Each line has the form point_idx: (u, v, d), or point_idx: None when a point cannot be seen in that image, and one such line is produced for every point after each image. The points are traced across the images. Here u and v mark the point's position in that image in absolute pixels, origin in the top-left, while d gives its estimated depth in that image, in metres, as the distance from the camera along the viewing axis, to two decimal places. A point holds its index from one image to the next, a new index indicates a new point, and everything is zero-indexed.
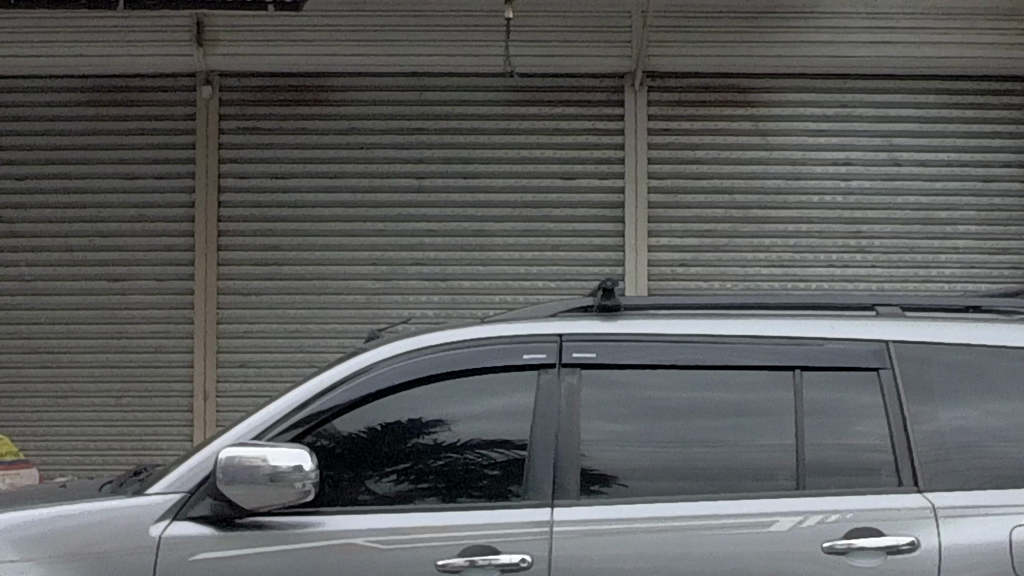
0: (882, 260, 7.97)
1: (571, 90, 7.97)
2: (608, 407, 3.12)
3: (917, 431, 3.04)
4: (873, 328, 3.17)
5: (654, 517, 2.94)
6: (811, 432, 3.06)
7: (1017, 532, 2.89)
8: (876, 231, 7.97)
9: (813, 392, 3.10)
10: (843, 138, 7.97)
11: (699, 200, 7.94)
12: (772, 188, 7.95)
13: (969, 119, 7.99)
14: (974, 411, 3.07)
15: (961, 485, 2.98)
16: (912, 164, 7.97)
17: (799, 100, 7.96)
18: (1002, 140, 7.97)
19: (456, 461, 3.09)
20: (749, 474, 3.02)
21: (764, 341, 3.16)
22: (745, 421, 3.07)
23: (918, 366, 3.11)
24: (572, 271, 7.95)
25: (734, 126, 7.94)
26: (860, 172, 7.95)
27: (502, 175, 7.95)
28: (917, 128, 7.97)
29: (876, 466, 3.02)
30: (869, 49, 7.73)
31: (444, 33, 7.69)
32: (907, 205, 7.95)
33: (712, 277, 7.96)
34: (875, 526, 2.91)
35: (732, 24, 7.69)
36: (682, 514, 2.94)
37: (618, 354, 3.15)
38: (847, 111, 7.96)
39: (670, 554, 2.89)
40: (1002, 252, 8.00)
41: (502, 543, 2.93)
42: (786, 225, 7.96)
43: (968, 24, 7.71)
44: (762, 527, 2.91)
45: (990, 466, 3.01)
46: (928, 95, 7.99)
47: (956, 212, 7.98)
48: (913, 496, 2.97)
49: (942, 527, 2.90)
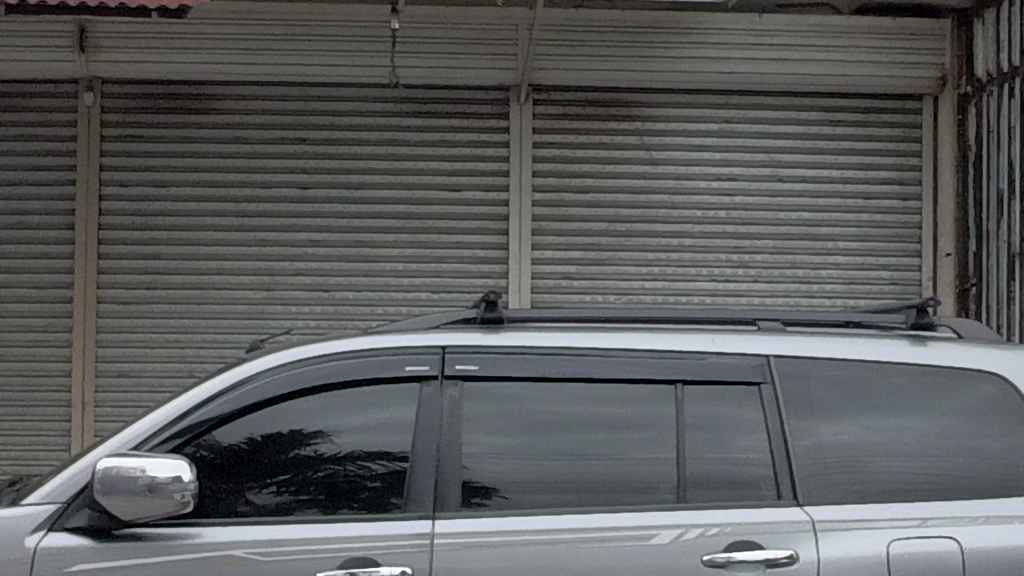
0: (764, 276, 8.04)
1: (456, 102, 7.96)
2: (492, 421, 3.23)
3: (797, 445, 3.21)
4: (753, 344, 3.35)
5: (541, 530, 3.08)
6: (691, 446, 3.20)
7: (893, 546, 3.08)
8: (758, 246, 8.04)
9: (693, 406, 3.25)
10: (727, 154, 8.00)
11: (584, 214, 7.94)
12: (654, 204, 7.98)
13: (849, 137, 8.06)
14: (850, 427, 3.25)
15: (834, 498, 3.16)
16: (795, 181, 8.04)
17: (685, 116, 7.98)
18: (882, 157, 8.07)
19: (336, 473, 3.17)
20: (629, 488, 3.16)
21: (644, 354, 3.32)
22: (627, 435, 3.21)
23: (796, 381, 3.30)
24: (455, 282, 7.95)
25: (618, 140, 7.96)
26: (743, 188, 8.00)
27: (385, 187, 7.91)
28: (798, 144, 8.04)
29: (756, 481, 3.18)
30: (758, 65, 7.78)
31: (331, 43, 7.61)
32: (788, 220, 8.03)
33: (597, 289, 7.96)
34: (754, 539, 3.07)
35: (620, 39, 7.68)
36: (575, 527, 3.08)
37: (498, 366, 3.28)
38: (731, 127, 8.00)
39: (557, 566, 3.03)
40: (882, 268, 8.07)
41: (381, 555, 3.04)
42: (669, 240, 8.00)
43: (851, 43, 7.81)
44: (642, 540, 3.06)
45: (864, 480, 3.19)
46: (810, 112, 8.04)
47: (837, 228, 8.07)
48: (792, 509, 3.13)
49: (820, 542, 3.08)
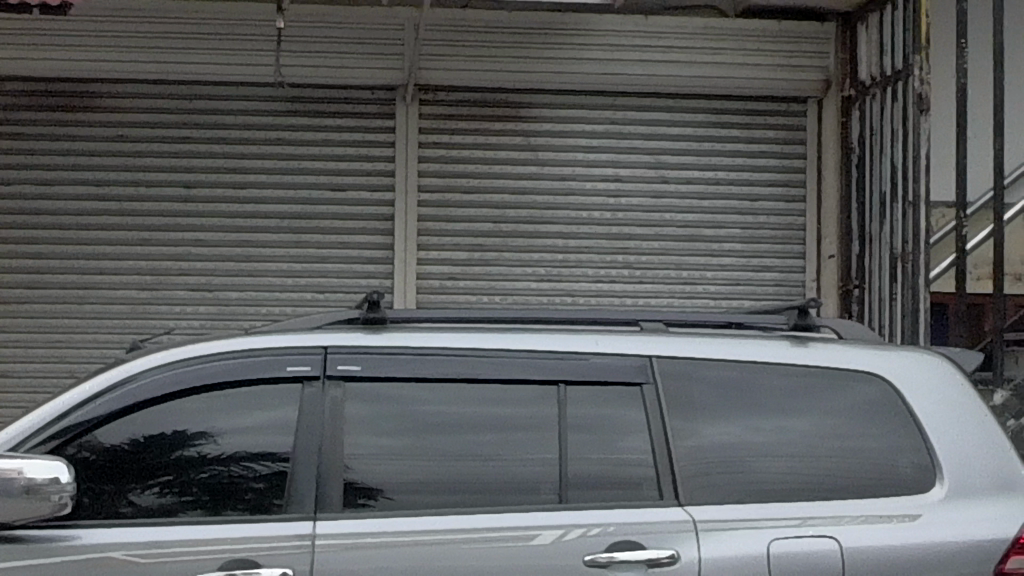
0: (648, 276, 8.08)
1: (342, 101, 7.91)
2: (381, 421, 3.35)
3: (679, 445, 3.36)
4: (633, 343, 3.49)
5: (430, 531, 3.21)
6: (573, 446, 3.34)
7: (774, 545, 3.25)
8: (643, 247, 8.07)
9: (576, 407, 3.39)
10: (613, 155, 8.03)
11: (469, 215, 7.94)
12: (540, 205, 7.96)
13: (734, 139, 8.10)
14: (731, 428, 3.41)
15: (714, 497, 3.32)
16: (680, 182, 8.07)
17: (571, 117, 7.98)
18: (768, 159, 8.12)
19: (220, 475, 3.28)
20: (514, 488, 3.29)
21: (528, 354, 3.44)
22: (512, 437, 3.34)
23: (678, 382, 3.44)
24: (338, 282, 7.91)
25: (505, 141, 7.96)
26: (628, 189, 8.03)
27: (271, 187, 7.87)
28: (683, 146, 8.08)
29: (638, 481, 3.33)
30: (642, 67, 7.82)
31: (218, 42, 7.58)
32: (673, 221, 8.07)
33: (481, 290, 7.99)
34: (636, 539, 3.23)
35: (508, 40, 7.69)
36: (468, 528, 3.21)
37: (380, 368, 3.38)
38: (617, 128, 8.02)
39: (446, 566, 3.18)
40: (766, 270, 8.12)
41: (261, 556, 3.16)
42: (554, 240, 8.00)
43: (737, 45, 7.86)
44: (525, 540, 3.20)
45: (745, 480, 3.35)
46: (694, 115, 8.08)
47: (722, 229, 8.10)
48: (674, 509, 3.29)
49: (701, 542, 3.24)
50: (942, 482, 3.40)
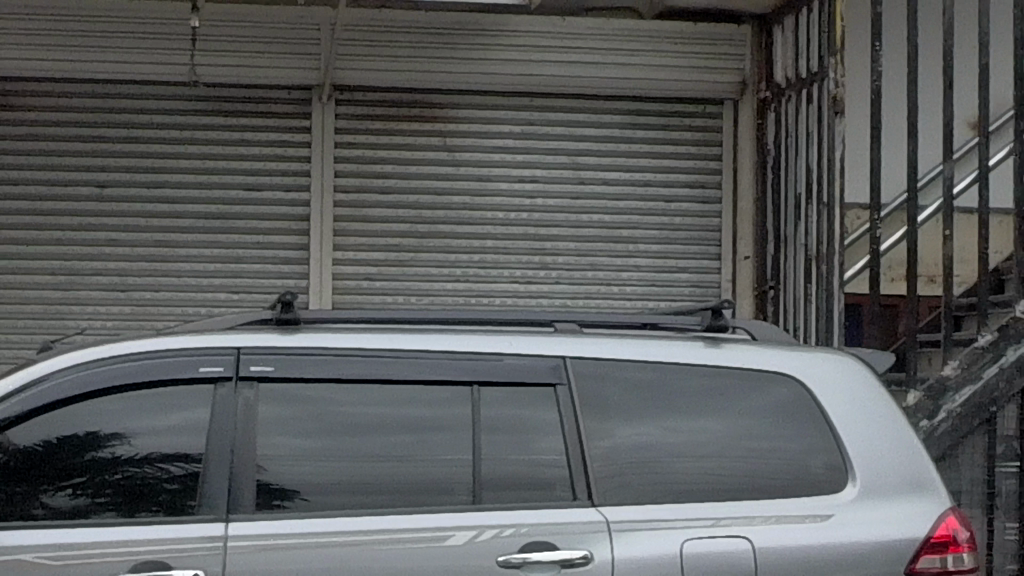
0: (565, 277, 8.05)
1: (259, 101, 7.87)
2: (299, 423, 3.42)
3: (593, 447, 3.48)
4: (545, 344, 3.60)
5: (349, 531, 3.30)
6: (487, 448, 3.44)
7: (688, 545, 3.40)
8: (560, 248, 8.06)
9: (489, 407, 3.49)
10: (529, 155, 8.05)
11: (384, 215, 7.91)
12: (456, 205, 7.97)
13: (650, 140, 8.13)
14: (645, 428, 3.53)
15: (628, 497, 3.45)
16: (596, 183, 8.08)
17: (488, 118, 8.00)
18: (684, 161, 8.16)
19: (134, 475, 3.33)
20: (431, 488, 3.39)
21: (441, 356, 3.53)
22: (429, 437, 3.43)
23: (590, 383, 3.56)
24: (254, 282, 7.88)
25: (421, 141, 7.94)
26: (545, 190, 8.04)
27: (187, 186, 7.82)
28: (600, 147, 8.09)
29: (553, 481, 3.44)
30: (559, 68, 7.83)
31: (133, 41, 7.53)
32: (589, 222, 8.07)
33: (399, 291, 7.94)
34: (549, 540, 3.35)
35: (425, 39, 7.69)
36: (388, 528, 3.32)
37: (294, 368, 3.46)
38: (533, 129, 8.04)
39: (365, 566, 3.27)
40: (680, 270, 8.16)
41: (173, 558, 3.23)
42: (470, 241, 8.00)
43: (653, 47, 7.88)
44: (438, 541, 3.31)
45: (659, 480, 3.48)
46: (612, 115, 8.09)
47: (638, 230, 8.12)
48: (588, 510, 3.41)
49: (614, 542, 3.37)
50: (853, 481, 3.58)
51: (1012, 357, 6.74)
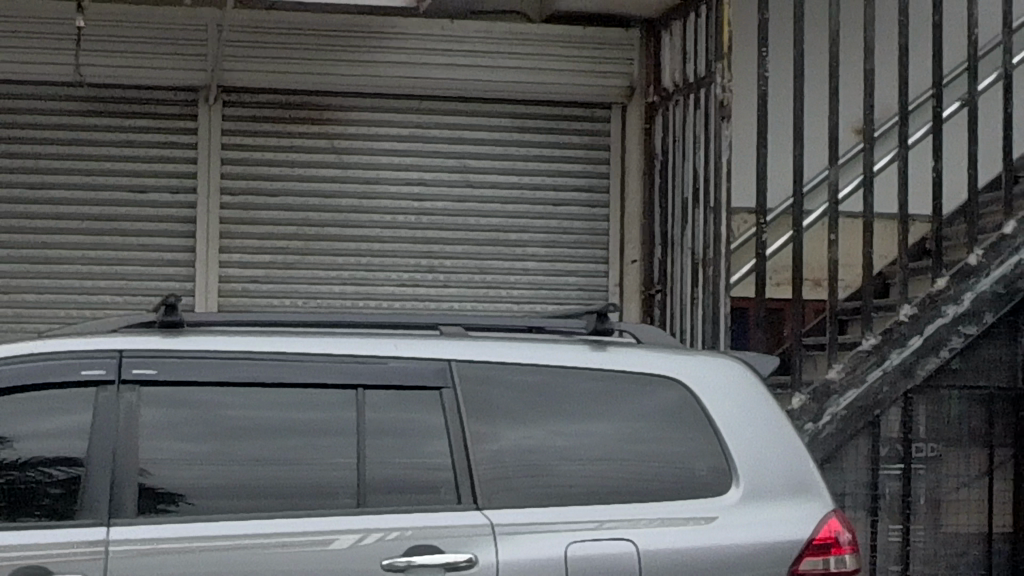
0: (453, 280, 8.05)
1: (145, 103, 7.79)
2: (184, 426, 3.43)
3: (478, 450, 3.53)
4: (430, 347, 3.64)
5: (235, 534, 3.32)
6: (371, 451, 3.47)
7: (572, 548, 3.45)
8: (448, 251, 8.06)
9: (374, 410, 3.52)
10: (417, 158, 8.03)
11: (273, 217, 7.87)
12: (344, 208, 7.94)
13: (538, 144, 8.15)
14: (530, 431, 3.58)
15: (513, 501, 3.50)
16: (483, 186, 8.10)
17: (376, 121, 7.99)
18: (572, 164, 8.18)
19: (16, 479, 3.32)
20: (316, 492, 3.42)
21: (327, 358, 3.56)
22: (314, 440, 3.46)
23: (475, 387, 3.60)
24: (140, 285, 7.81)
25: (309, 143, 7.91)
26: (433, 193, 8.03)
27: (72, 188, 7.74)
28: (488, 151, 8.10)
29: (437, 484, 3.49)
30: (448, 72, 7.81)
31: (20, 40, 7.42)
32: (478, 226, 8.08)
33: (286, 293, 7.90)
34: (433, 542, 3.40)
35: (313, 41, 7.66)
36: (272, 532, 3.34)
37: (176, 370, 3.47)
38: (422, 132, 8.03)
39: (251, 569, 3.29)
40: (569, 274, 8.20)
41: (54, 563, 3.23)
42: (358, 243, 7.98)
43: (540, 51, 7.90)
44: (322, 545, 3.34)
45: (544, 483, 3.54)
46: (499, 118, 8.12)
47: (526, 234, 8.13)
48: (472, 513, 3.46)
49: (498, 545, 3.42)
50: (737, 484, 3.66)
51: (896, 360, 6.83)
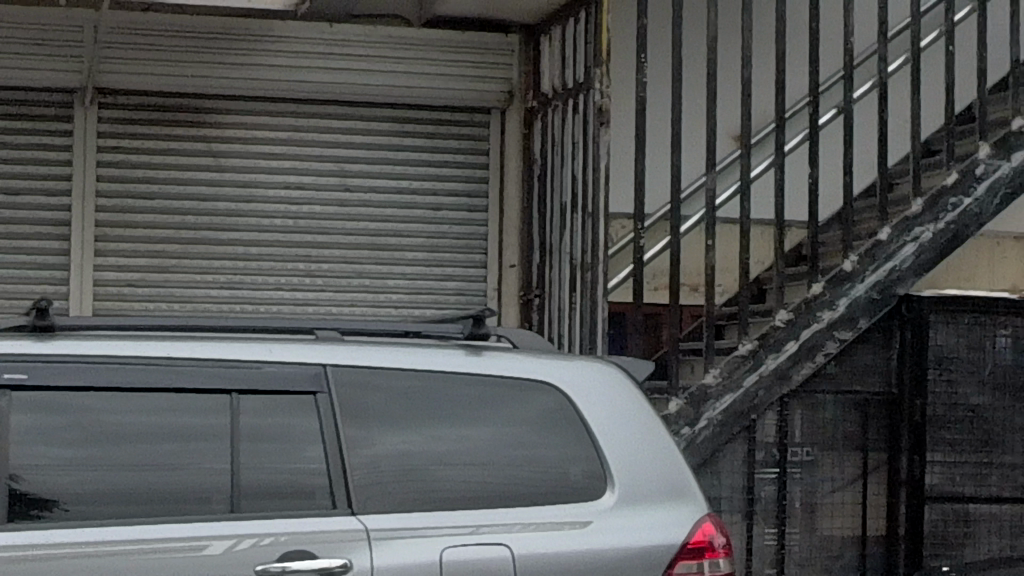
0: (330, 284, 8.06)
1: (20, 104, 7.67)
2: (56, 432, 3.41)
3: (354, 455, 3.55)
4: (305, 351, 3.65)
5: (109, 540, 3.32)
6: (245, 456, 3.48)
7: (447, 553, 3.50)
8: (325, 255, 8.04)
9: (247, 414, 3.52)
10: (296, 162, 8.00)
11: (150, 220, 7.83)
12: (221, 211, 7.90)
13: (417, 148, 8.13)
14: (407, 436, 3.61)
15: (388, 506, 3.53)
16: (363, 190, 8.07)
17: (254, 124, 7.94)
18: (452, 168, 8.16)
19: None
20: (191, 496, 3.42)
21: (201, 363, 3.55)
22: (190, 445, 3.46)
23: (351, 391, 3.62)
24: (14, 288, 7.70)
25: (186, 147, 7.86)
26: (312, 197, 8.01)
27: None
28: (366, 155, 8.08)
29: (311, 490, 3.50)
30: (326, 75, 7.80)
31: None
32: (356, 230, 8.06)
33: (163, 297, 7.84)
34: (308, 548, 3.42)
35: (190, 43, 7.61)
36: (145, 538, 3.34)
37: (48, 377, 3.43)
38: (300, 135, 8.00)
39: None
40: (447, 278, 8.19)
41: None
42: (236, 248, 7.92)
43: (419, 55, 7.90)
44: (195, 551, 3.35)
45: (420, 488, 3.58)
46: (378, 122, 8.09)
47: (404, 238, 8.13)
48: (347, 518, 3.49)
49: (373, 550, 3.45)
50: (612, 489, 3.73)
51: (771, 365, 6.90)
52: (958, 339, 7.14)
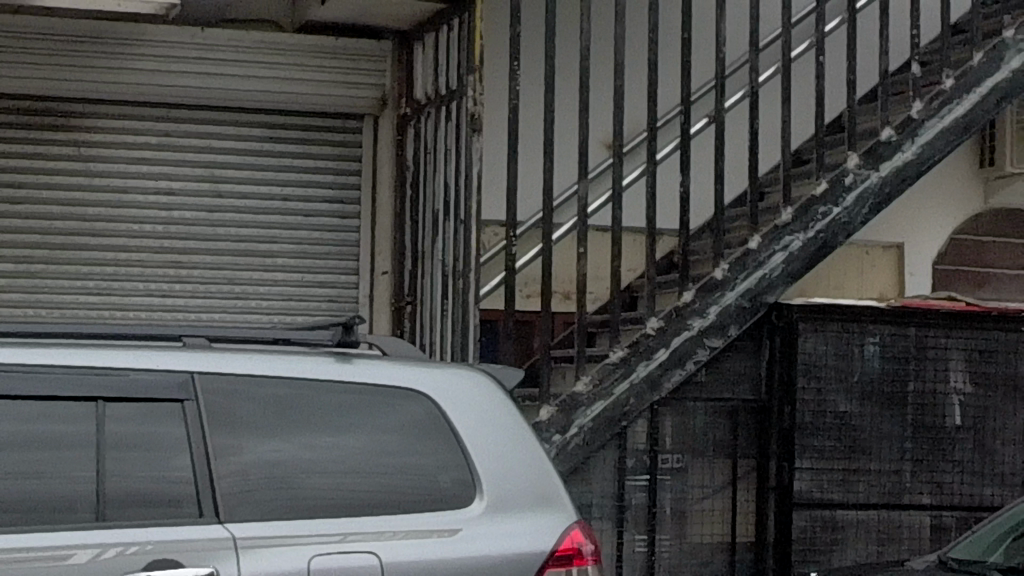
0: (201, 290, 7.98)
1: None
2: None
3: (222, 463, 3.54)
4: (172, 358, 3.62)
5: None
6: (111, 463, 3.45)
7: (315, 561, 3.52)
8: (195, 261, 7.98)
9: (113, 422, 3.49)
10: (166, 167, 7.94)
11: (18, 225, 7.74)
12: (90, 216, 7.83)
13: (289, 153, 8.10)
14: (275, 443, 3.61)
15: (256, 515, 3.53)
16: (234, 197, 8.02)
17: (125, 128, 7.86)
18: (324, 175, 8.15)
19: None
20: (57, 505, 3.38)
21: (67, 370, 3.51)
22: (55, 452, 3.42)
23: (219, 399, 3.61)
24: None
25: (55, 151, 7.77)
26: (182, 203, 7.95)
27: None
28: (238, 160, 8.03)
29: (178, 498, 3.49)
30: (197, 80, 7.76)
31: None
32: (228, 235, 8.02)
33: (30, 303, 7.76)
34: (175, 557, 3.41)
35: (59, 47, 7.54)
36: (14, 547, 3.29)
37: None
38: (171, 140, 7.94)
39: None
40: (319, 285, 8.16)
41: None
42: (105, 253, 7.85)
43: (291, 61, 7.86)
44: (62, 561, 3.32)
45: (288, 496, 3.59)
46: (249, 128, 8.05)
47: (276, 245, 8.09)
48: (214, 527, 3.48)
49: (240, 559, 3.45)
50: (480, 496, 3.77)
51: (642, 372, 6.92)
52: (826, 347, 7.21)
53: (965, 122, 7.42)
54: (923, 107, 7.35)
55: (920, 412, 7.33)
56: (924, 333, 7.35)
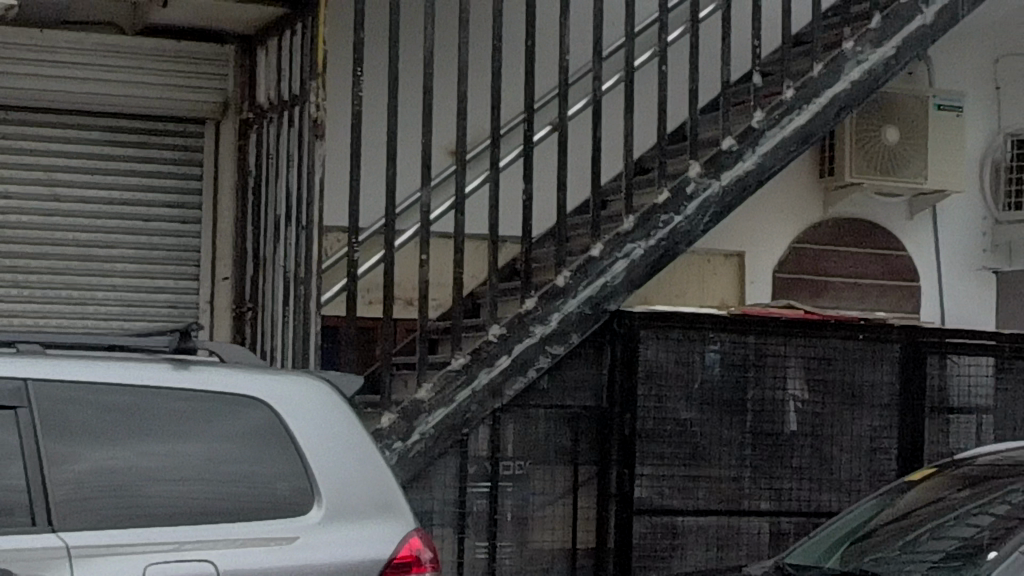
0: (39, 295, 7.88)
1: None
2: None
3: (57, 471, 3.58)
4: (7, 364, 3.63)
5: None
6: None
7: (150, 568, 3.58)
8: (33, 267, 7.86)
9: None
10: (4, 171, 7.81)
11: None
12: None
13: (130, 157, 8.01)
14: (111, 451, 3.66)
15: (91, 523, 3.58)
16: (73, 201, 7.93)
17: None
18: (164, 180, 8.09)
19: None
20: None
21: None
22: None
23: (55, 407, 3.64)
24: None
25: None
26: (20, 207, 7.84)
27: None
28: (78, 164, 7.92)
29: (13, 506, 3.50)
30: (37, 83, 7.65)
31: None
32: (66, 240, 7.91)
33: None
34: (8, 567, 3.42)
35: None
36: None
37: None
38: (8, 142, 7.82)
39: None
40: (158, 291, 8.11)
41: None
42: None
43: (132, 63, 7.81)
44: None
45: (124, 504, 3.64)
46: (89, 131, 7.95)
47: (115, 250, 8.00)
48: (49, 535, 3.50)
49: (74, 567, 3.49)
50: (320, 504, 3.88)
51: (484, 380, 6.93)
52: (667, 354, 7.25)
53: (804, 133, 7.50)
54: (763, 116, 7.42)
55: (760, 419, 7.44)
56: (765, 340, 7.42)
